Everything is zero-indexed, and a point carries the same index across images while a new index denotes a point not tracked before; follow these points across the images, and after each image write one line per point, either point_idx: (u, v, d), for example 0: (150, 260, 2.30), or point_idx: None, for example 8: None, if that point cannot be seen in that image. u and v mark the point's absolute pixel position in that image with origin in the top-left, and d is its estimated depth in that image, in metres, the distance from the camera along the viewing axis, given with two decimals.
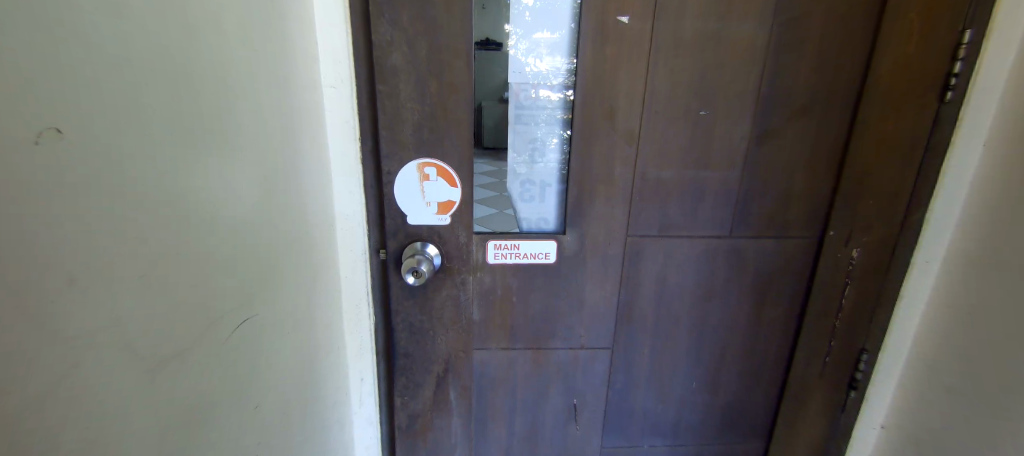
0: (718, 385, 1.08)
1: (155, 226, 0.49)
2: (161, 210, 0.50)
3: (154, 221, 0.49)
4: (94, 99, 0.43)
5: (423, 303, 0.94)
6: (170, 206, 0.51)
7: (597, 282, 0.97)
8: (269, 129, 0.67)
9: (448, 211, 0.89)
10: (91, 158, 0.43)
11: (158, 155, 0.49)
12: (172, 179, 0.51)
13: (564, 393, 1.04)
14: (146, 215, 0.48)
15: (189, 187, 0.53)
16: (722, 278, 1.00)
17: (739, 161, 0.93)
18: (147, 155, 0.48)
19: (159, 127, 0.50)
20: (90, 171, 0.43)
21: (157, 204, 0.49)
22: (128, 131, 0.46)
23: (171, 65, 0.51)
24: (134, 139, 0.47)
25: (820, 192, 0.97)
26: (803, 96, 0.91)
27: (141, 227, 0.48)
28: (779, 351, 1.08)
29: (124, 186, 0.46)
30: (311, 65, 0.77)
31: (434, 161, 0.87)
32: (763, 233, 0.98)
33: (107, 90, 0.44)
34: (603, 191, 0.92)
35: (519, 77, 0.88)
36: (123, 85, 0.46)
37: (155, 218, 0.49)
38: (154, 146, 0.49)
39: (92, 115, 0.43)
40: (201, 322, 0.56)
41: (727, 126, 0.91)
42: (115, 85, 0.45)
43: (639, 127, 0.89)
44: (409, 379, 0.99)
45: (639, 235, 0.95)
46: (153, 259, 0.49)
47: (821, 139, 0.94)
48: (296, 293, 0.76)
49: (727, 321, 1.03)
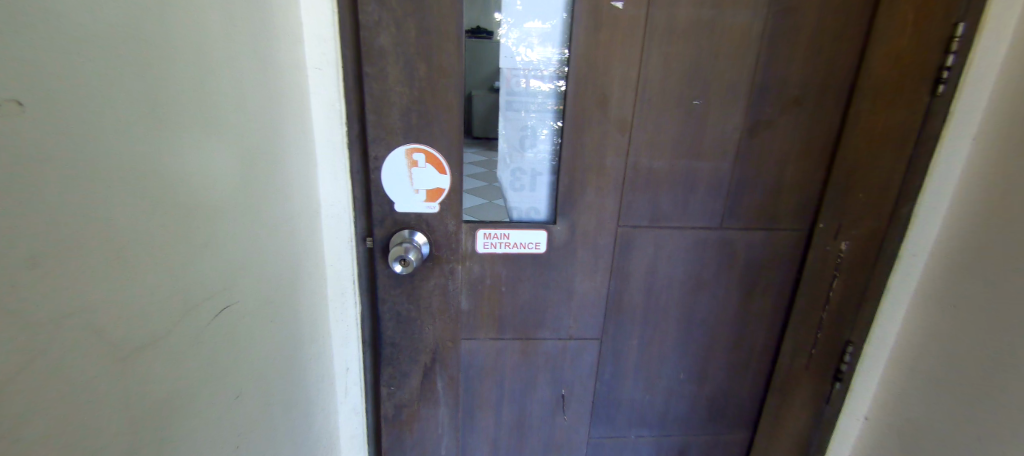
0: (705, 376, 1.09)
1: (125, 207, 0.47)
2: (130, 190, 0.47)
3: (124, 203, 0.47)
4: (52, 71, 0.40)
5: (410, 291, 0.93)
6: (142, 189, 0.49)
7: (588, 272, 0.96)
8: (250, 109, 0.64)
9: (437, 198, 0.87)
10: (49, 134, 0.40)
11: (129, 132, 0.47)
12: (144, 158, 0.49)
13: (553, 384, 1.04)
14: (115, 197, 0.46)
15: (160, 165, 0.51)
16: (712, 270, 1.00)
17: (731, 152, 0.92)
18: (117, 133, 0.46)
19: (130, 103, 0.47)
20: (50, 148, 0.40)
21: (126, 185, 0.47)
22: (97, 106, 0.44)
23: (144, 38, 0.48)
24: (101, 115, 0.44)
25: (812, 185, 0.97)
26: (797, 87, 0.90)
27: (109, 208, 0.45)
28: (767, 343, 1.08)
29: (91, 165, 0.43)
30: (295, 44, 0.74)
31: (422, 146, 0.85)
32: (753, 225, 0.98)
33: (72, 67, 0.42)
34: (594, 180, 0.91)
35: (510, 63, 0.86)
36: (91, 64, 0.43)
37: (124, 199, 0.47)
38: (125, 123, 0.47)
39: (53, 89, 0.40)
40: (174, 307, 0.53)
41: (721, 116, 0.90)
42: (81, 57, 0.42)
43: (631, 116, 0.88)
44: (396, 368, 0.98)
45: (629, 226, 0.94)
46: (122, 241, 0.47)
47: (813, 131, 0.93)
48: (278, 280, 0.73)
49: (715, 313, 1.03)
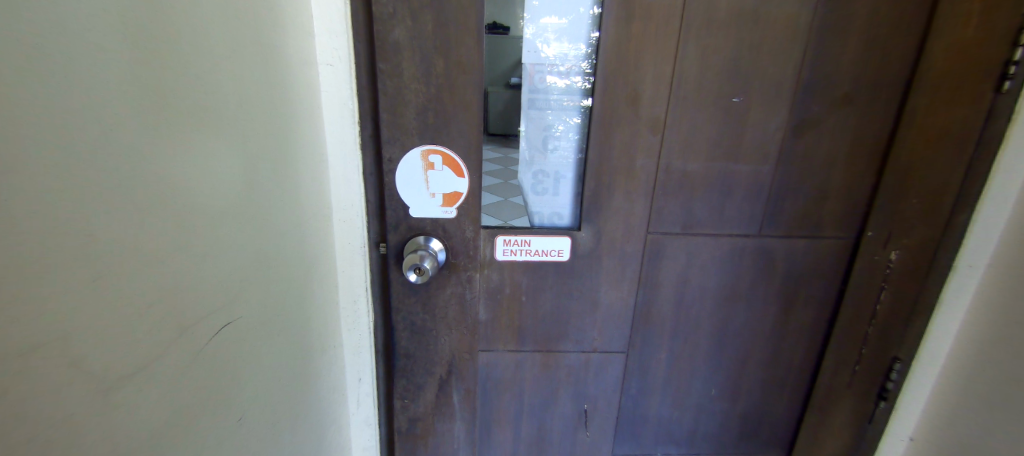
0: (738, 392, 1.02)
1: (130, 218, 0.42)
2: (138, 201, 0.43)
3: (131, 213, 0.42)
4: (61, 72, 0.36)
5: (425, 301, 0.88)
6: (149, 200, 0.44)
7: (613, 281, 0.90)
8: (259, 107, 0.60)
9: (454, 203, 0.82)
10: (56, 141, 0.36)
11: (137, 138, 0.43)
12: (151, 161, 0.44)
13: (574, 398, 0.98)
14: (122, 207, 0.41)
15: (165, 169, 0.46)
16: (748, 280, 0.93)
17: (773, 154, 0.85)
18: (122, 137, 0.42)
19: (136, 106, 0.43)
20: (57, 159, 0.36)
21: (134, 195, 0.43)
22: (103, 110, 0.40)
23: (150, 33, 0.44)
24: (107, 119, 0.40)
25: (861, 190, 0.88)
26: (847, 83, 0.82)
27: (112, 220, 0.41)
28: (806, 359, 1.00)
29: (97, 175, 0.39)
30: (305, 39, 0.69)
31: (439, 148, 0.79)
32: (794, 232, 0.90)
33: (75, 69, 0.37)
34: (622, 183, 0.84)
35: (533, 56, 0.79)
36: (95, 65, 0.39)
37: (132, 210, 0.42)
38: (132, 129, 0.42)
39: (59, 94, 0.36)
40: (177, 326, 0.48)
41: (762, 116, 0.83)
42: (87, 57, 0.38)
43: (663, 115, 0.81)
44: (410, 380, 0.93)
45: (660, 233, 0.87)
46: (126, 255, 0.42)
47: (863, 131, 0.85)
48: (286, 291, 0.69)
49: (750, 326, 0.96)
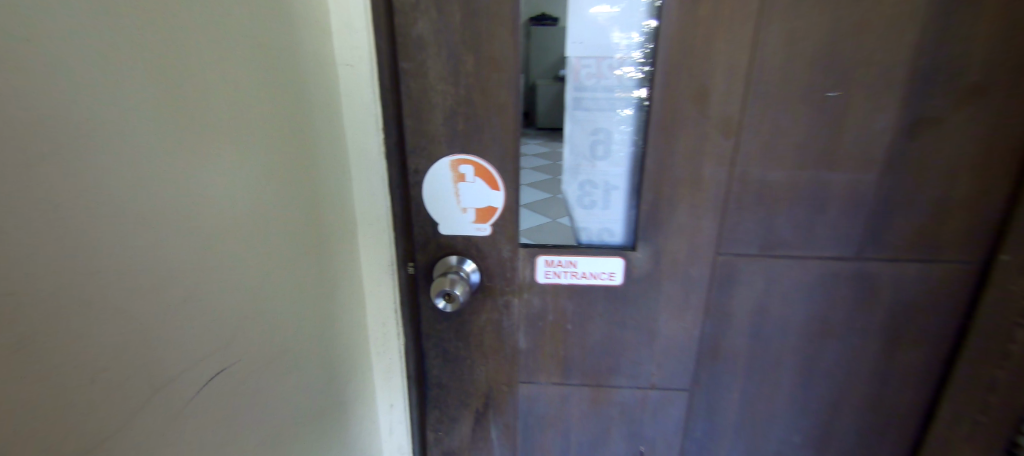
0: (829, 440, 0.86)
1: (87, 263, 0.37)
2: (95, 240, 0.37)
3: (87, 257, 0.37)
4: None
5: (459, 328, 0.79)
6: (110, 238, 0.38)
7: (675, 310, 0.77)
8: (260, 120, 0.54)
9: (489, 219, 0.70)
10: None
11: (94, 170, 0.37)
12: (117, 198, 0.38)
13: (629, 438, 0.86)
14: (73, 254, 0.36)
15: (138, 201, 0.40)
16: (845, 311, 0.76)
17: (882, 158, 0.68)
18: (69, 173, 0.35)
19: (94, 133, 0.37)
20: None
21: (90, 234, 0.37)
22: (44, 139, 0.33)
23: (104, 49, 0.37)
24: (50, 150, 0.34)
25: (997, 202, 0.69)
26: (985, 65, 0.64)
27: (64, 271, 0.35)
28: (914, 405, 0.82)
29: (38, 215, 0.33)
30: (317, 39, 0.62)
31: (470, 157, 0.66)
32: (906, 254, 0.73)
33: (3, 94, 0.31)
34: (687, 195, 0.69)
35: (579, 48, 0.65)
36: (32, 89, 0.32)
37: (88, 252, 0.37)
38: (86, 157, 0.36)
39: None
40: (150, 380, 0.43)
41: (868, 110, 0.66)
42: (20, 78, 0.32)
43: (740, 115, 0.65)
44: (443, 412, 0.84)
45: (732, 254, 0.73)
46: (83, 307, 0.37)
47: (1003, 129, 0.66)
48: (297, 318, 0.64)
49: (845, 364, 0.80)
